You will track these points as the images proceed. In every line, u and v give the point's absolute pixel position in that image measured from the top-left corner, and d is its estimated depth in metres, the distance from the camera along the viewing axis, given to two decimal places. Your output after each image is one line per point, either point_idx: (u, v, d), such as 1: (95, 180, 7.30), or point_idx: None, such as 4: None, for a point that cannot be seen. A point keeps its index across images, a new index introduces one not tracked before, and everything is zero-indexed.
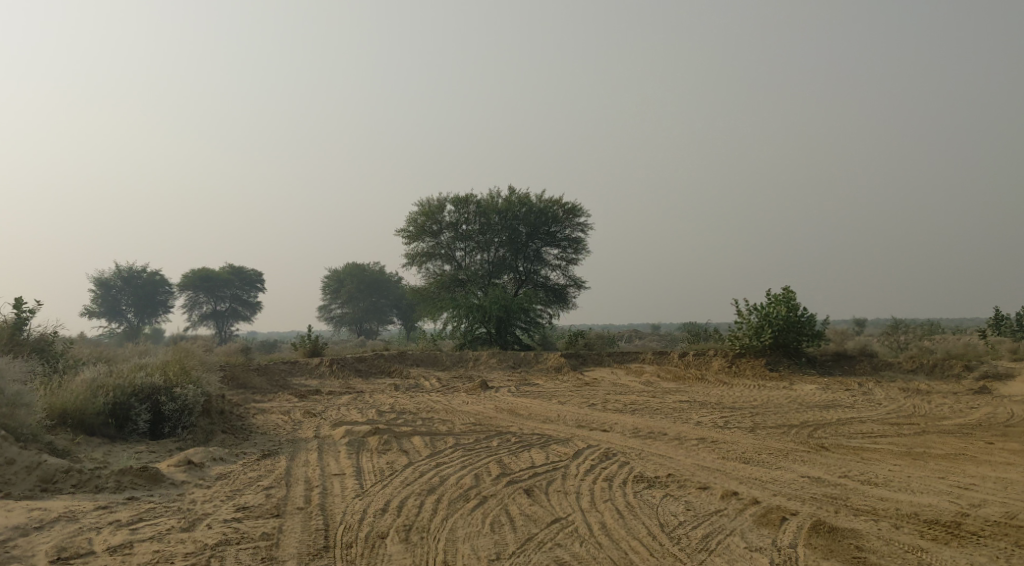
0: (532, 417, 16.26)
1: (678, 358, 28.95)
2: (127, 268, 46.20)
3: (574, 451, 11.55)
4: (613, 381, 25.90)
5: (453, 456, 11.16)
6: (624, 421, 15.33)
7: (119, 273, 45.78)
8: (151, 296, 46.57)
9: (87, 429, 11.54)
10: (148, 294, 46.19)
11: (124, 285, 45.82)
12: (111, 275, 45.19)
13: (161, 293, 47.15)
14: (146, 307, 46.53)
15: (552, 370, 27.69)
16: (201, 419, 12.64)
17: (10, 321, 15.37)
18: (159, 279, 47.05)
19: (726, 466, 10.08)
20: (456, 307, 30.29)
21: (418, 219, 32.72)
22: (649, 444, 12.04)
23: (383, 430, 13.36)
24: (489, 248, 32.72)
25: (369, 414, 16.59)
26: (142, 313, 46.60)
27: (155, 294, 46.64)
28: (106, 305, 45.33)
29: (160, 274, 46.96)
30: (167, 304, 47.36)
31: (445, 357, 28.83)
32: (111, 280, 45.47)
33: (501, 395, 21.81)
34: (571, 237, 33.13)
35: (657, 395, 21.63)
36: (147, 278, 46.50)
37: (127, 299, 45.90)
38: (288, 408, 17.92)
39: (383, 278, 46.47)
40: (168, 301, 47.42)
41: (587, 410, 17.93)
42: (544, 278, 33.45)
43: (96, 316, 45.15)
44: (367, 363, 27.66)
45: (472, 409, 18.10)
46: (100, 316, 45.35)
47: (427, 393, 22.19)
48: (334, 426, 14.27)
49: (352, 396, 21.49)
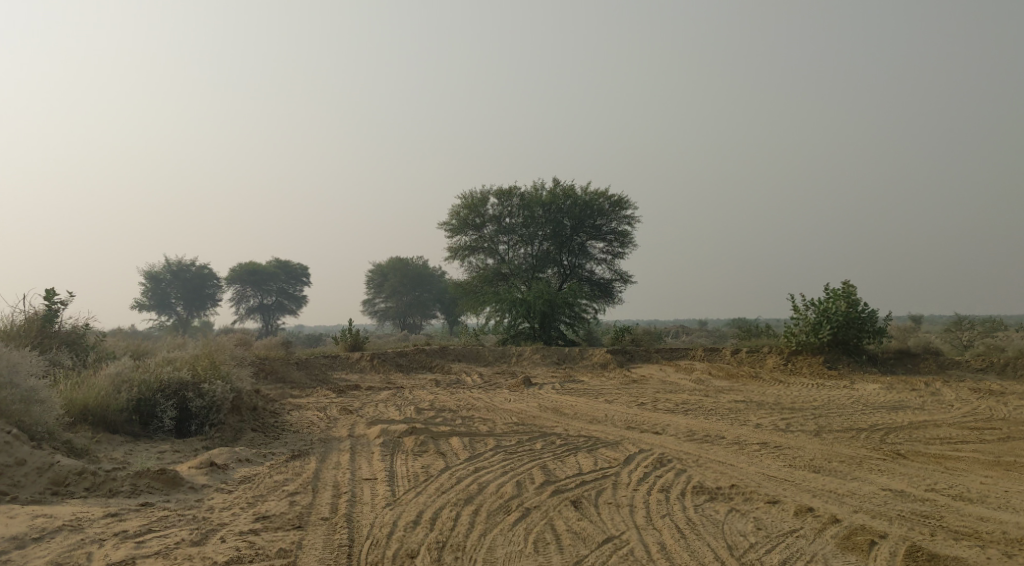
0: (579, 416, 15.44)
1: (729, 355, 27.87)
2: (176, 261, 46.25)
3: (625, 455, 10.68)
4: (662, 379, 24.93)
5: (495, 459, 10.35)
6: (678, 422, 14.43)
7: (168, 267, 45.84)
8: (198, 290, 46.56)
9: (110, 427, 10.95)
10: (196, 287, 46.17)
11: (173, 279, 45.87)
12: (160, 268, 45.27)
13: (209, 287, 47.12)
14: (194, 300, 46.53)
15: (597, 366, 26.81)
16: (229, 416, 12.00)
17: (41, 313, 14.89)
18: (207, 273, 47.02)
19: (795, 477, 9.13)
20: (499, 302, 29.54)
21: (460, 212, 32.05)
22: (706, 450, 11.12)
23: (421, 430, 12.61)
24: (533, 241, 31.90)
25: (407, 412, 15.90)
26: (190, 307, 46.60)
27: (204, 288, 46.61)
28: (155, 298, 45.40)
29: (209, 268, 46.92)
30: (215, 298, 47.30)
31: (487, 352, 28.08)
32: (160, 273, 45.55)
33: (545, 393, 21.02)
34: (617, 230, 32.11)
35: (710, 394, 20.66)
36: (196, 271, 46.49)
37: (176, 293, 45.92)
38: (324, 404, 17.32)
39: (426, 272, 45.91)
40: (216, 295, 47.36)
41: (637, 409, 17.05)
42: (589, 272, 32.53)
43: (145, 308, 45.27)
44: (408, 358, 27.02)
45: (516, 407, 17.33)
46: (149, 309, 45.43)
47: (469, 390, 21.47)
48: (369, 425, 13.59)
49: (392, 392, 20.87)
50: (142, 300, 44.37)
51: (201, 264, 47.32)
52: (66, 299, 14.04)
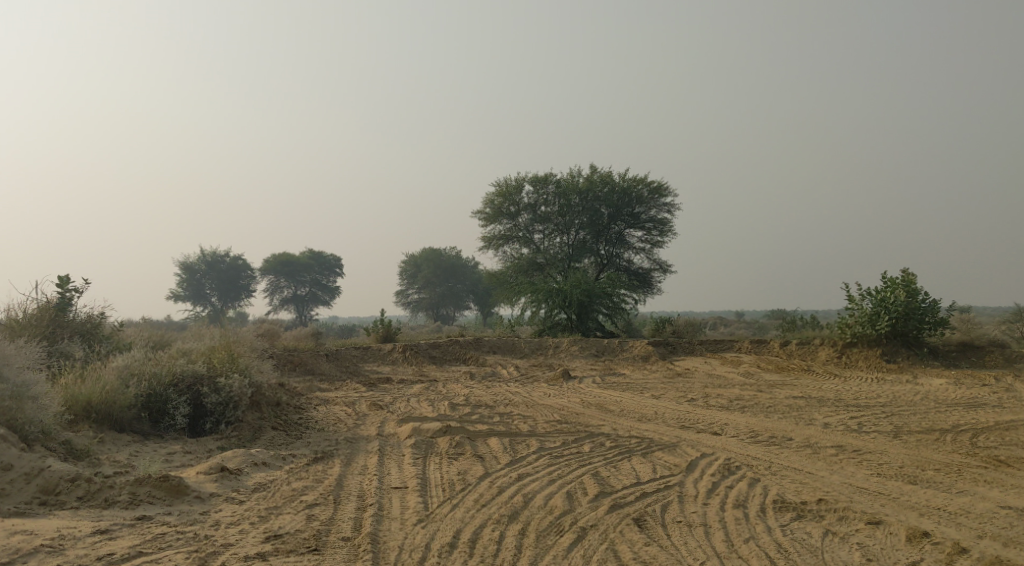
0: (627, 414, 14.28)
1: (778, 348, 26.49)
2: (210, 252, 45.64)
3: (686, 461, 9.51)
4: (708, 372, 23.64)
5: (539, 465, 9.23)
6: (736, 421, 13.23)
7: (203, 257, 45.27)
8: (233, 281, 45.96)
9: (116, 425, 9.95)
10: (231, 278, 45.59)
11: (208, 270, 45.26)
12: (195, 259, 44.68)
13: (244, 277, 46.51)
14: (229, 291, 45.90)
15: (638, 358, 25.62)
16: (248, 413, 10.97)
17: (54, 301, 14.00)
18: (242, 263, 46.40)
19: (890, 489, 7.92)
20: (535, 292, 28.39)
21: (494, 200, 30.94)
22: (777, 456, 9.91)
23: (456, 429, 11.52)
24: (569, 230, 30.72)
25: (442, 408, 14.87)
26: (225, 298, 46.02)
27: (238, 278, 45.97)
28: (191, 289, 44.82)
29: (243, 259, 46.31)
30: (249, 289, 46.65)
31: (524, 344, 26.94)
32: (195, 264, 44.97)
33: (587, 386, 19.94)
34: (657, 218, 30.65)
35: (762, 389, 19.41)
36: (230, 262, 45.89)
37: (211, 284, 45.33)
38: (353, 399, 16.32)
39: (460, 262, 44.89)
40: (251, 285, 46.71)
41: (687, 405, 15.84)
42: (627, 261, 31.22)
43: (181, 299, 44.74)
44: (442, 350, 26.01)
45: (556, 404, 16.18)
46: (184, 300, 44.88)
47: (505, 383, 20.36)
48: (400, 423, 12.53)
49: (424, 385, 19.86)
50: (177, 291, 43.83)
51: (236, 255, 46.69)
52: (80, 287, 13.10)
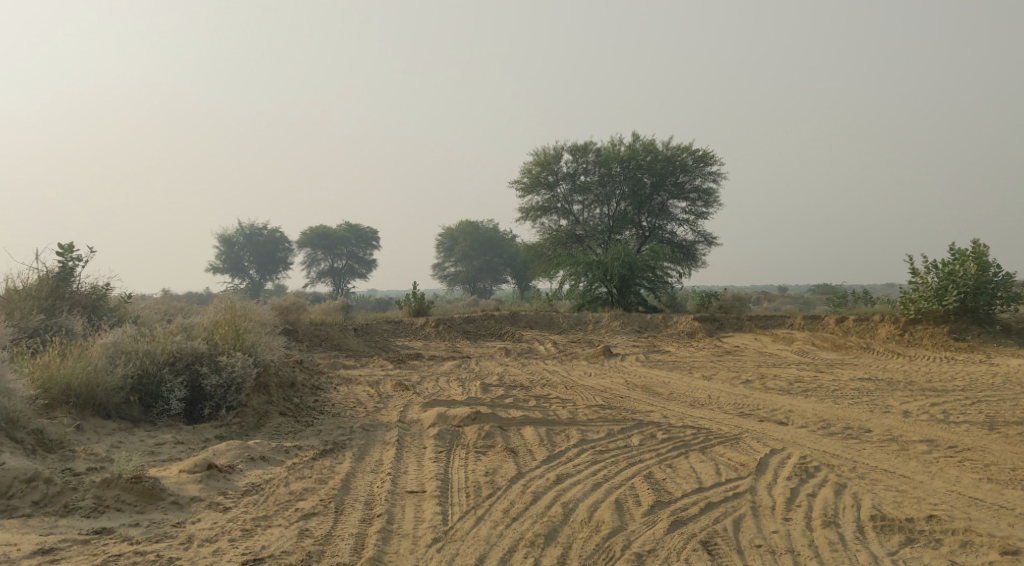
0: (678, 398, 12.93)
1: (834, 324, 24.83)
2: (248, 225, 44.74)
3: (753, 460, 8.13)
4: (758, 350, 22.10)
5: (581, 464, 7.90)
6: (802, 411, 11.80)
7: (241, 230, 44.43)
8: (271, 254, 45.11)
9: (101, 411, 8.78)
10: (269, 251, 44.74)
11: (246, 242, 44.40)
12: (233, 232, 43.81)
13: (281, 251, 45.67)
14: (267, 265, 45.08)
15: (684, 335, 24.18)
16: (253, 397, 9.72)
17: (55, 270, 12.91)
18: (280, 236, 45.58)
19: (1012, 501, 6.51)
20: (574, 265, 26.97)
21: (532, 169, 29.59)
22: (860, 454, 8.49)
23: (487, 417, 10.23)
24: (610, 201, 29.23)
25: (473, 390, 13.59)
26: (263, 271, 45.16)
27: (276, 251, 45.14)
28: (228, 262, 44.00)
29: (280, 232, 45.41)
30: (286, 262, 45.81)
31: (562, 319, 25.59)
32: (233, 237, 44.10)
33: (630, 365, 18.58)
34: (702, 188, 28.78)
35: (821, 370, 17.90)
36: (268, 235, 45.00)
37: (249, 256, 44.46)
38: (378, 378, 15.11)
39: (497, 235, 43.49)
40: (288, 259, 45.90)
41: (742, 388, 14.40)
42: (670, 234, 29.51)
43: (219, 272, 43.91)
44: (476, 325, 24.77)
45: (597, 385, 14.84)
46: (222, 273, 44.03)
47: (541, 360, 19.05)
48: (425, 408, 11.29)
49: (456, 362, 18.62)
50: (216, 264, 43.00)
51: (273, 228, 45.79)
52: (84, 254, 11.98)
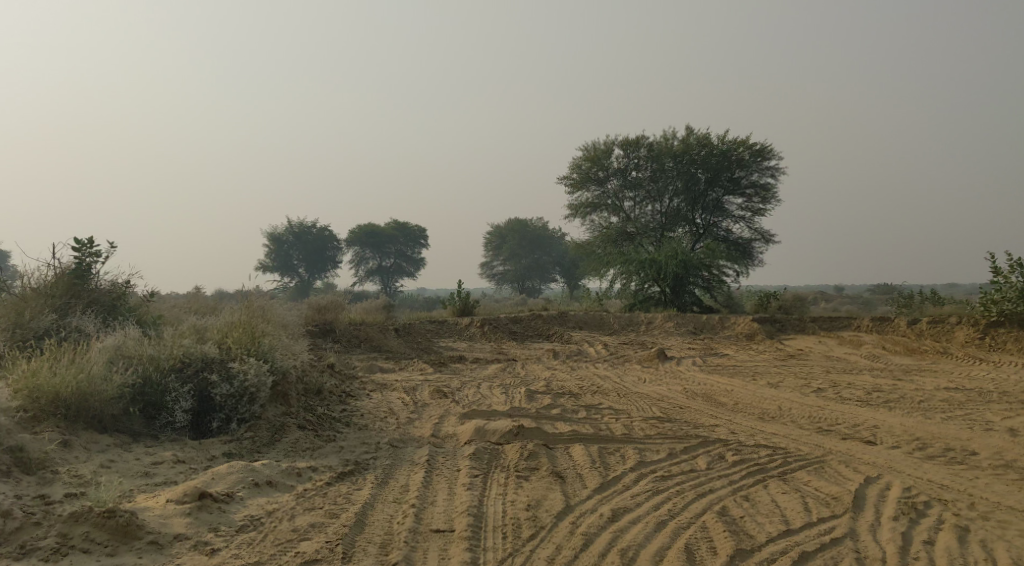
0: (745, 411, 11.65)
1: (906, 326, 23.19)
2: (298, 223, 44.13)
3: (847, 493, 6.83)
4: (825, 354, 20.61)
5: (641, 496, 6.69)
6: (889, 428, 10.45)
7: (291, 229, 43.84)
8: (320, 252, 44.47)
9: (95, 424, 7.76)
10: (318, 250, 44.11)
11: (295, 241, 43.79)
12: (283, 230, 43.23)
13: (330, 249, 45.02)
14: (316, 263, 44.40)
15: (742, 337, 22.75)
16: (269, 409, 8.66)
17: (71, 266, 11.91)
18: (328, 235, 44.91)
19: None
20: (625, 263, 25.65)
21: (582, 165, 28.32)
22: (975, 485, 7.15)
23: (530, 433, 9.07)
24: (662, 197, 27.88)
25: (518, 398, 12.43)
26: (312, 270, 44.54)
27: (325, 250, 44.45)
28: (278, 260, 43.43)
29: (329, 230, 44.74)
30: (335, 260, 45.11)
31: (613, 319, 24.32)
32: (283, 235, 43.53)
33: (686, 370, 17.27)
34: (759, 183, 27.13)
35: (898, 378, 16.42)
36: (317, 233, 44.35)
37: (299, 254, 43.86)
38: (415, 383, 14.01)
39: (546, 233, 42.28)
40: (338, 258, 45.34)
41: (815, 400, 13.06)
42: (726, 231, 27.57)
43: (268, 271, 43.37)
44: (523, 325, 23.61)
45: (653, 393, 13.59)
46: (271, 271, 43.47)
47: (592, 364, 17.83)
48: (464, 420, 10.15)
49: (501, 366, 17.46)
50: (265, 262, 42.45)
51: (322, 226, 45.14)
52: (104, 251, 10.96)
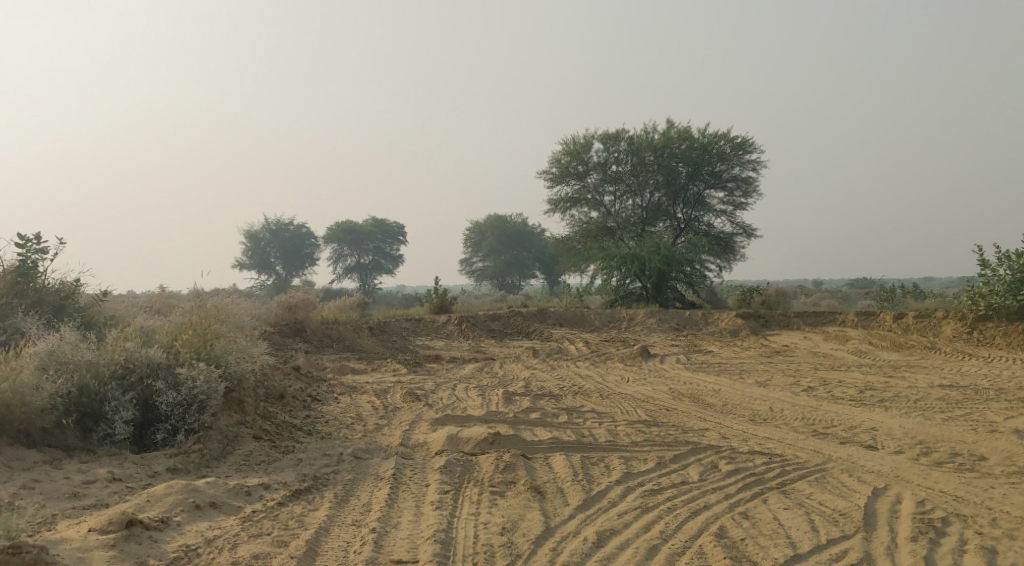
0: (736, 413, 11.02)
1: (892, 321, 22.69)
2: (274, 220, 43.19)
3: (855, 508, 6.20)
4: (810, 350, 20.06)
5: (629, 515, 6.03)
6: (889, 431, 9.85)
7: (267, 226, 42.90)
8: (298, 249, 43.56)
9: (22, 438, 6.99)
10: (296, 247, 43.20)
11: (272, 238, 42.87)
12: (259, 228, 42.30)
13: (308, 247, 44.13)
14: (294, 261, 43.52)
15: (726, 333, 22.16)
16: (220, 418, 7.90)
17: (16, 264, 11.11)
18: (306, 232, 44.04)
19: None
20: (606, 259, 25.03)
21: (561, 159, 27.63)
22: (992, 497, 6.55)
23: (507, 442, 8.38)
24: (643, 191, 27.25)
25: (495, 401, 11.74)
26: (290, 268, 43.64)
27: (302, 248, 43.57)
28: (254, 258, 42.49)
29: (306, 227, 43.84)
30: (313, 258, 44.25)
31: (594, 316, 23.72)
32: (259, 233, 42.59)
33: (670, 368, 16.65)
34: (741, 177, 26.53)
35: (888, 375, 15.87)
36: (294, 231, 43.43)
37: (275, 252, 42.93)
38: (387, 385, 13.28)
39: (526, 229, 41.60)
40: (315, 255, 44.40)
41: (807, 399, 12.47)
42: (708, 226, 27.16)
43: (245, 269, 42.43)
44: (502, 323, 22.93)
45: (637, 393, 12.94)
46: (248, 269, 42.53)
47: (573, 363, 17.17)
48: (437, 427, 9.45)
49: (478, 366, 16.75)
50: (241, 260, 41.50)
51: (299, 223, 44.22)
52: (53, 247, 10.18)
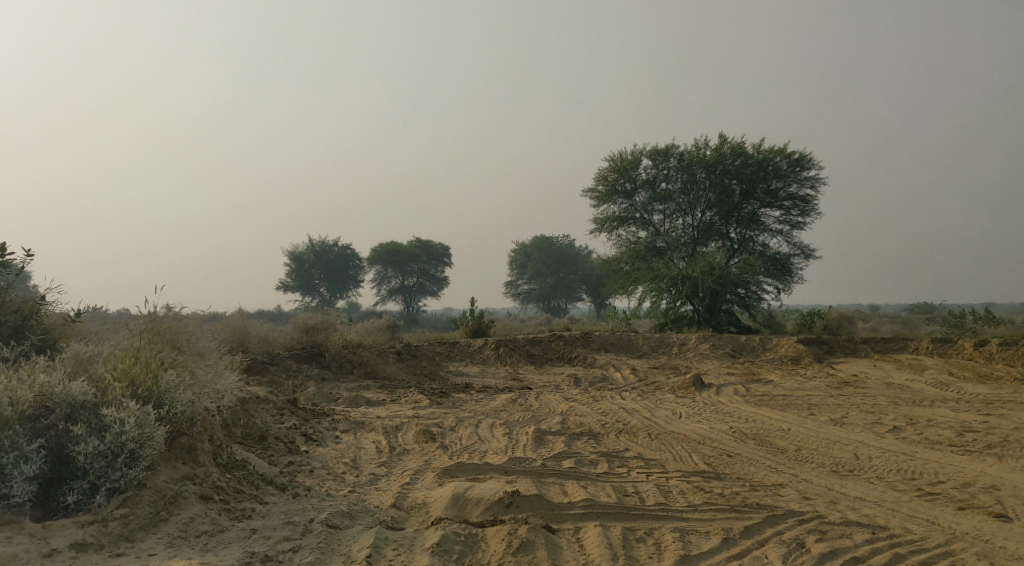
0: (815, 463, 9.05)
1: (972, 349, 20.35)
2: (319, 241, 41.96)
3: None
4: (884, 381, 17.88)
5: None
6: (1013, 491, 7.85)
7: (312, 247, 41.66)
8: (342, 271, 42.17)
9: None
10: (341, 269, 41.83)
11: (316, 259, 41.59)
12: (303, 248, 41.06)
13: (353, 268, 42.77)
14: (338, 282, 42.02)
15: (786, 360, 20.04)
16: (159, 472, 6.15)
17: None
18: (350, 253, 42.69)
19: None
20: (655, 280, 23.02)
21: (608, 176, 25.81)
22: None
23: (527, 505, 6.54)
24: (694, 210, 25.23)
25: (523, 442, 9.90)
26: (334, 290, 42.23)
27: (347, 269, 42.17)
28: (298, 279, 41.22)
29: (351, 248, 42.51)
30: (357, 279, 42.82)
31: (642, 340, 21.72)
32: (303, 254, 41.36)
33: (728, 401, 14.62)
34: (798, 195, 24.32)
35: (982, 412, 13.68)
36: (339, 251, 42.14)
37: (319, 273, 41.59)
38: (402, 420, 11.50)
39: (572, 251, 39.80)
40: (359, 276, 42.95)
41: (896, 444, 10.43)
42: (763, 246, 24.94)
43: (289, 290, 41.13)
44: (541, 347, 21.02)
45: (691, 433, 10.97)
46: (291, 291, 41.23)
47: (617, 393, 15.24)
48: (444, 479, 7.66)
49: (511, 396, 14.89)
50: (285, 282, 40.25)
51: (344, 244, 42.89)
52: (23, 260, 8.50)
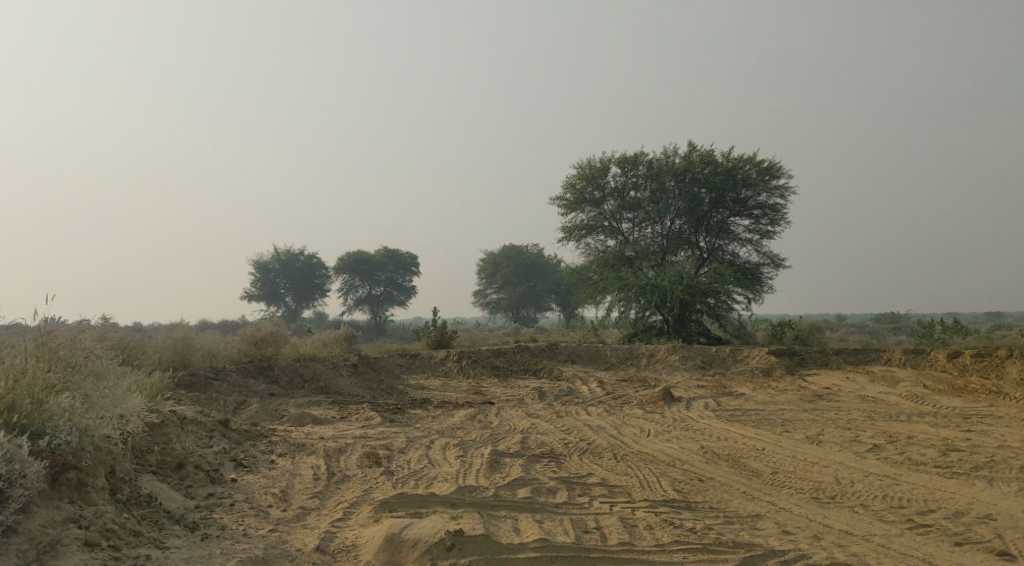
0: (794, 488, 8.27)
1: (945, 360, 19.78)
2: (285, 250, 40.85)
3: None
4: (858, 394, 17.23)
5: None
6: (1009, 523, 7.12)
7: (277, 255, 40.54)
8: (308, 280, 41.06)
9: None
10: (307, 278, 40.72)
11: (282, 268, 40.46)
12: (268, 256, 39.92)
13: (319, 277, 41.66)
14: (304, 292, 40.92)
15: (757, 371, 19.35)
16: (36, 515, 5.31)
17: None
18: (317, 262, 41.64)
19: None
20: (623, 289, 22.26)
21: (576, 184, 25.08)
22: None
23: (471, 549, 5.71)
24: (663, 218, 24.52)
25: (476, 467, 9.02)
26: (299, 300, 41.09)
27: (313, 278, 41.07)
28: (263, 288, 40.05)
29: (318, 257, 41.42)
30: (324, 288, 41.70)
31: (610, 351, 20.95)
32: (269, 263, 40.22)
33: (699, 416, 13.84)
34: (768, 204, 23.72)
35: (962, 428, 13.00)
36: (305, 260, 41.05)
37: (285, 282, 40.46)
38: (347, 441, 10.58)
39: (542, 260, 39.05)
40: (325, 286, 41.84)
41: (878, 465, 9.69)
42: (732, 255, 24.30)
43: (253, 300, 39.93)
44: (506, 359, 20.17)
45: (661, 454, 10.16)
46: (256, 300, 40.05)
47: (583, 408, 14.41)
48: (380, 513, 6.78)
49: (470, 411, 14.01)
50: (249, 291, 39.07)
51: (311, 253, 41.82)
52: None
